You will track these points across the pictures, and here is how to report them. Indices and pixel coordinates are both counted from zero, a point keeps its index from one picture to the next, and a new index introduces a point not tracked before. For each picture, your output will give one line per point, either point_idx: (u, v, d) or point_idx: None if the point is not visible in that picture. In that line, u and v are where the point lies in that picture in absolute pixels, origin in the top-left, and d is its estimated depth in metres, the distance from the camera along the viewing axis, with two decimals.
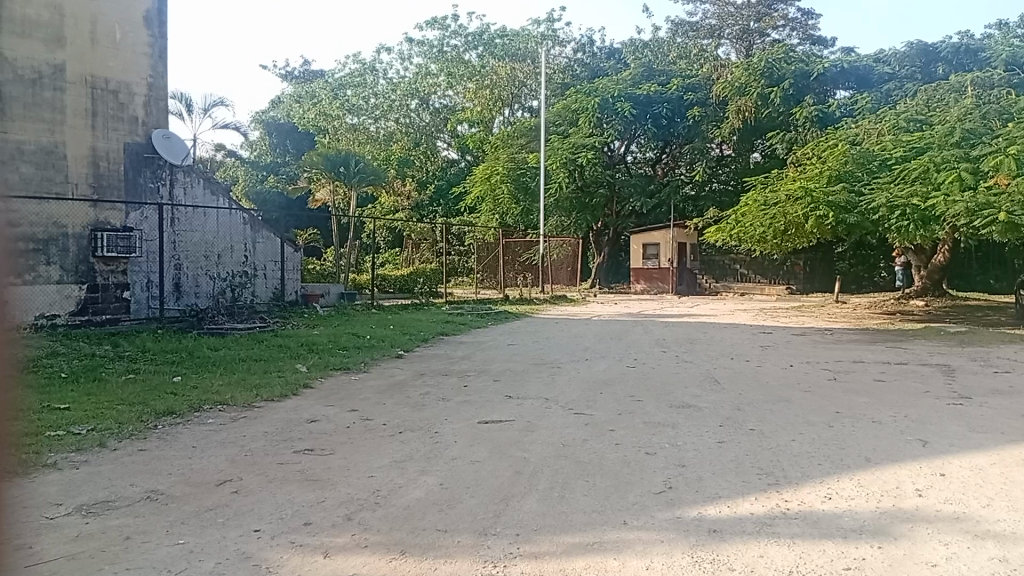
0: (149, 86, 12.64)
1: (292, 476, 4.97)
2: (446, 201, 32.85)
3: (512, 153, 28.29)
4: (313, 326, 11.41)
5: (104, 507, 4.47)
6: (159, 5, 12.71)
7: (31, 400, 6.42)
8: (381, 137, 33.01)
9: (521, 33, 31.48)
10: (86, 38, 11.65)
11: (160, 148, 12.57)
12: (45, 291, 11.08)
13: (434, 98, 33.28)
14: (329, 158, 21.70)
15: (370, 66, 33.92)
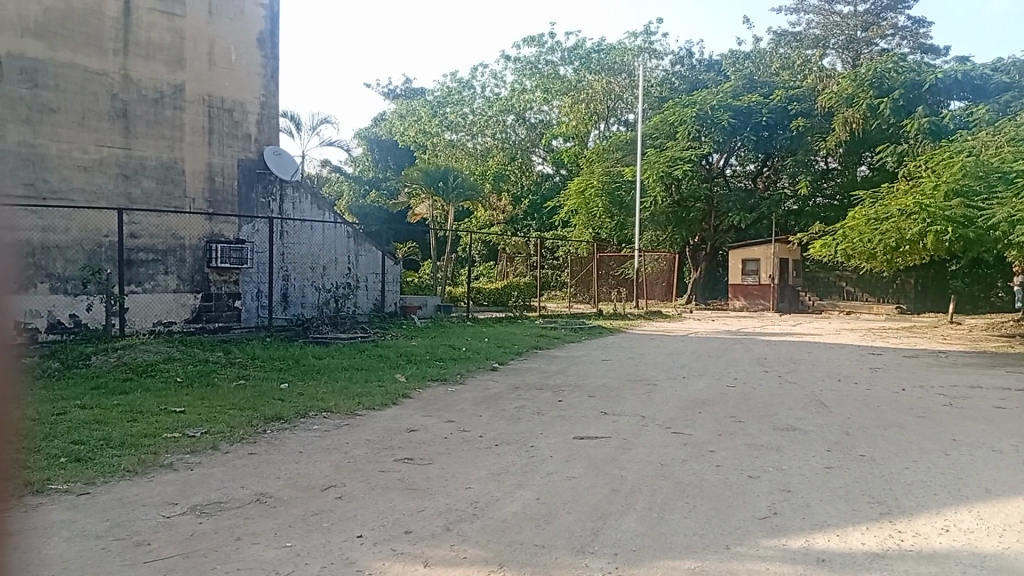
0: (262, 105, 13.25)
1: (392, 484, 5.07)
2: (540, 217, 32.91)
3: (608, 167, 28.04)
4: (411, 337, 11.64)
5: (216, 508, 4.68)
6: (271, 26, 13.35)
7: (150, 403, 6.78)
8: (478, 152, 33.00)
9: (618, 46, 31.32)
10: (204, 60, 12.33)
11: (271, 164, 13.15)
12: (163, 299, 11.72)
13: (529, 113, 33.53)
14: (428, 174, 22.20)
15: (469, 83, 34.49)
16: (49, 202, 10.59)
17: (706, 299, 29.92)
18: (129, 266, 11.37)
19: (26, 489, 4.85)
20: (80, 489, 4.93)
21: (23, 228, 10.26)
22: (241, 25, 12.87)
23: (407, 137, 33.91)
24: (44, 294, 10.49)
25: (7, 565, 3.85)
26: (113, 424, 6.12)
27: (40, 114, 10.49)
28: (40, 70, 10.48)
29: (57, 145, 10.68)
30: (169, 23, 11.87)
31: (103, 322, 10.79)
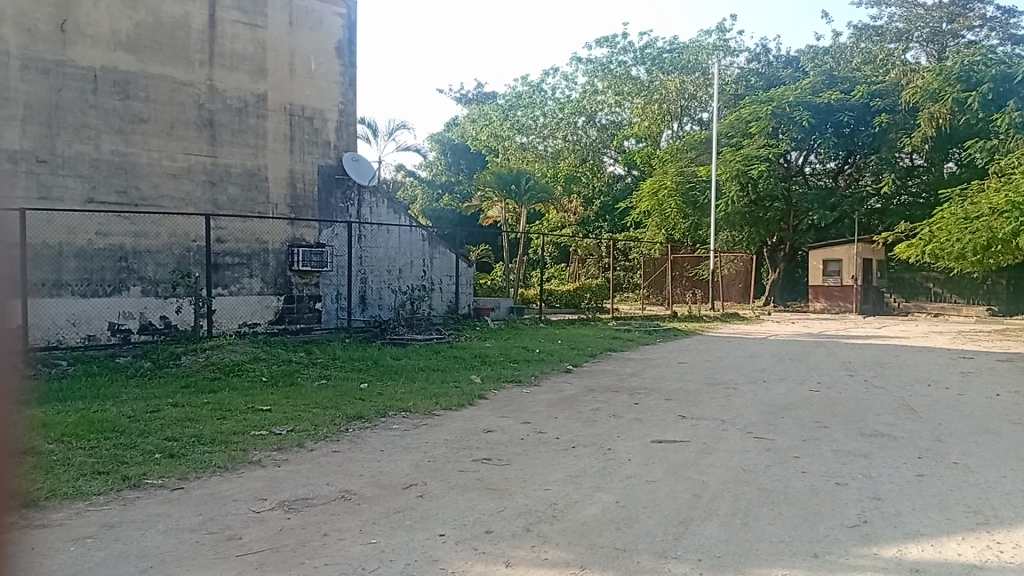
0: (340, 112, 13.56)
1: (472, 484, 5.12)
2: (612, 218, 32.51)
3: (681, 167, 27.72)
4: (485, 338, 11.74)
5: (304, 504, 4.82)
6: (349, 35, 13.66)
7: (237, 402, 7.02)
8: (549, 154, 33.28)
9: (693, 44, 30.76)
10: (285, 69, 12.72)
11: (349, 170, 13.41)
12: (247, 301, 12.13)
13: (600, 114, 33.29)
14: (500, 177, 22.35)
15: (540, 86, 34.36)
16: (141, 209, 11.07)
17: (785, 300, 29.31)
18: (216, 269, 11.81)
19: (125, 484, 5.10)
20: (174, 484, 5.14)
21: (116, 234, 10.77)
22: (321, 34, 13.23)
23: (479, 141, 34.31)
24: (136, 297, 10.99)
25: (111, 556, 4.05)
26: (204, 421, 6.37)
27: (131, 124, 10.98)
28: (132, 81, 10.98)
29: (148, 154, 11.16)
30: (252, 34, 12.30)
31: (192, 323, 11.26)
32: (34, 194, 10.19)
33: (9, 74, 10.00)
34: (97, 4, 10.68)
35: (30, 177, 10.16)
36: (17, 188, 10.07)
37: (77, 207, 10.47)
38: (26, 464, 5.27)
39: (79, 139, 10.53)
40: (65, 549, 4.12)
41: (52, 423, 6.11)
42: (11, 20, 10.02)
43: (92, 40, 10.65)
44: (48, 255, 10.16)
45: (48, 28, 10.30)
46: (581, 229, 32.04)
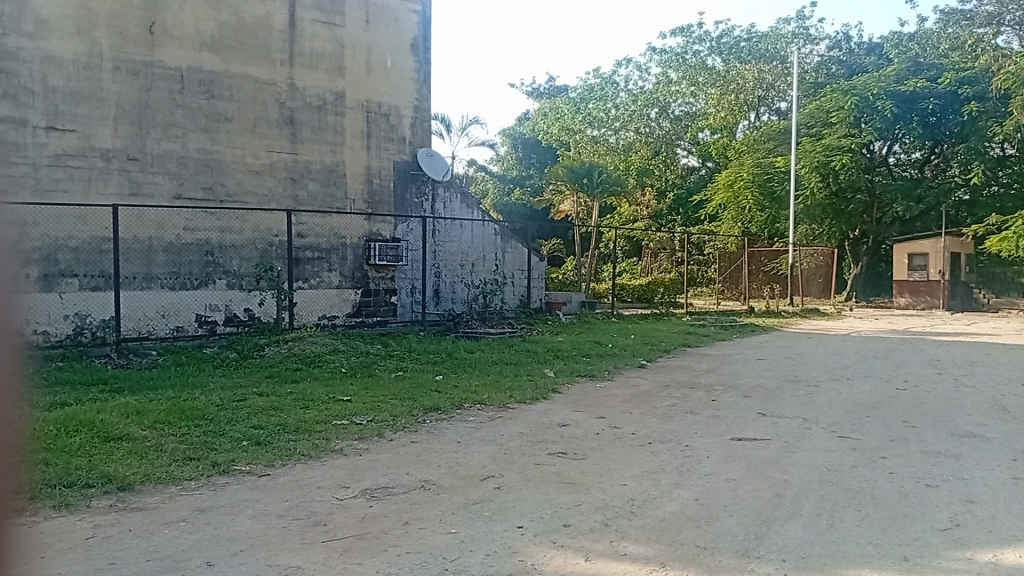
0: (415, 108, 13.76)
1: (550, 477, 5.15)
2: (686, 210, 32.12)
3: (759, 158, 27.31)
4: (557, 333, 11.77)
5: (385, 492, 4.94)
6: (424, 32, 13.86)
7: (320, 392, 7.23)
8: (621, 147, 32.51)
9: (772, 33, 30.49)
10: (362, 67, 12.99)
11: (424, 165, 13.58)
12: (326, 295, 12.47)
13: (673, 105, 32.17)
14: (573, 170, 22.29)
15: (611, 78, 33.47)
16: (226, 204, 11.47)
17: (867, 296, 28.42)
18: (297, 263, 12.16)
19: (215, 470, 5.31)
20: (261, 470, 5.34)
21: (202, 229, 11.19)
22: (396, 32, 13.45)
23: (551, 136, 34.30)
24: (222, 291, 11.41)
25: (204, 539, 4.23)
26: (288, 410, 6.58)
27: (217, 123, 11.38)
28: (217, 81, 11.37)
29: (232, 152, 11.54)
30: (330, 33, 12.59)
31: (274, 316, 11.64)
32: (126, 191, 10.65)
33: (102, 75, 10.46)
34: (184, 7, 11.09)
35: (121, 174, 10.62)
36: (109, 185, 10.53)
37: (166, 203, 10.91)
38: (122, 450, 5.54)
39: (167, 138, 10.96)
40: (161, 531, 4.34)
41: (145, 410, 6.40)
42: (105, 24, 10.47)
43: (179, 42, 11.06)
44: (139, 250, 10.62)
45: (139, 30, 10.73)
46: (653, 221, 31.70)
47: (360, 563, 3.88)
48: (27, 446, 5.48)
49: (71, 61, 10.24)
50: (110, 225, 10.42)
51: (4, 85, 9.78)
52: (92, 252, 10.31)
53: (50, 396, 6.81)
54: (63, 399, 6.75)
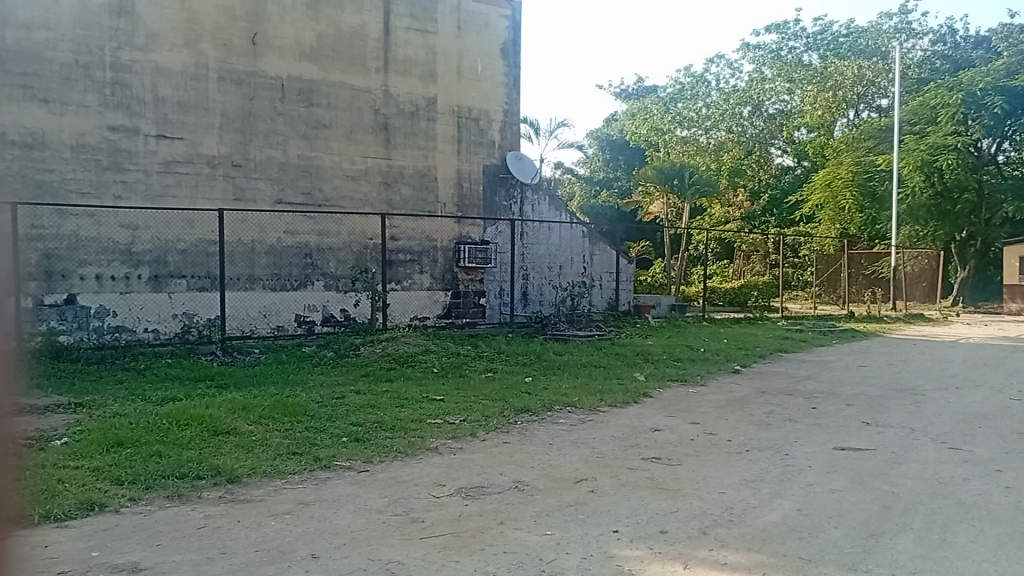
0: (504, 113, 13.89)
1: (643, 483, 5.12)
2: (780, 211, 31.17)
3: (859, 157, 26.16)
4: (647, 336, 11.64)
5: (480, 492, 5.01)
6: (514, 36, 14.00)
7: (415, 390, 7.39)
8: (711, 147, 31.27)
9: (872, 29, 29.56)
10: (454, 73, 13.21)
11: (513, 168, 13.70)
12: (418, 296, 12.77)
13: (768, 103, 31.51)
14: (663, 172, 22.04)
15: (702, 77, 32.77)
16: (324, 209, 11.86)
17: (975, 302, 26.96)
18: (390, 266, 12.47)
19: (317, 465, 5.50)
20: (360, 466, 5.51)
21: (301, 233, 11.59)
22: (487, 37, 13.64)
23: (637, 137, 32.72)
24: (319, 292, 11.81)
25: (308, 532, 4.38)
26: (384, 408, 6.77)
27: (315, 130, 11.78)
28: (315, 90, 11.77)
29: (329, 157, 11.91)
30: (423, 40, 12.87)
31: (369, 317, 11.97)
32: (230, 196, 11.13)
33: (208, 85, 10.96)
34: (284, 18, 11.53)
35: (226, 180, 11.11)
36: (214, 191, 11.02)
37: (268, 207, 11.37)
38: (231, 443, 5.81)
39: (268, 145, 11.40)
40: (268, 523, 4.52)
41: (252, 406, 6.68)
42: (211, 36, 10.97)
43: (280, 52, 11.50)
44: (242, 252, 11.08)
45: (242, 42, 11.20)
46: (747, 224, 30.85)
47: (459, 560, 3.94)
48: (146, 438, 5.79)
49: (179, 72, 10.76)
50: (215, 229, 10.92)
51: (119, 96, 10.34)
52: (199, 255, 10.83)
53: (144, 395, 7.09)
54: (176, 393, 7.12)
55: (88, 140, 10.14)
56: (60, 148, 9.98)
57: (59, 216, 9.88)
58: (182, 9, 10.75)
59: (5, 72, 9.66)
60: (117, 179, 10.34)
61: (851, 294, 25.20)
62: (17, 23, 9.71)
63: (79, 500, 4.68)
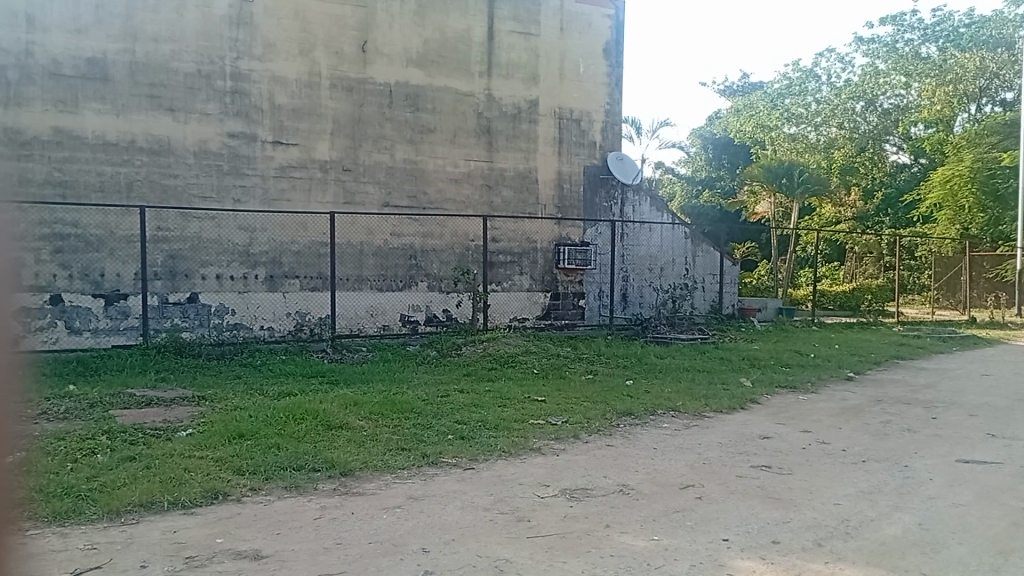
0: (606, 113, 13.83)
1: (753, 491, 5.01)
2: (896, 210, 29.06)
3: (980, 153, 24.27)
4: (752, 340, 11.34)
5: (584, 494, 5.01)
6: (617, 36, 13.91)
7: (516, 391, 7.48)
8: (821, 144, 29.80)
9: (995, 18, 27.83)
10: (556, 74, 13.26)
11: (614, 169, 13.59)
12: (518, 297, 12.93)
13: (882, 98, 29.78)
14: (772, 170, 21.42)
15: (812, 71, 31.13)
16: (428, 211, 12.16)
17: None
18: (491, 267, 12.68)
19: (424, 461, 5.65)
20: (466, 463, 5.62)
21: (406, 234, 11.91)
22: (590, 38, 13.62)
23: (743, 133, 32.00)
24: (423, 292, 12.11)
25: (418, 527, 4.50)
26: (487, 408, 6.88)
27: (420, 134, 12.10)
28: (421, 95, 12.09)
29: (433, 161, 12.22)
30: (526, 43, 13.00)
31: (470, 317, 12.20)
32: (340, 199, 11.56)
33: (321, 93, 11.41)
34: (393, 26, 11.88)
35: (337, 184, 11.54)
36: (326, 194, 11.48)
37: (375, 210, 11.75)
38: (343, 438, 6.03)
39: (376, 149, 11.78)
40: (380, 516, 4.67)
41: (362, 402, 6.92)
42: (323, 45, 11.41)
43: (388, 58, 11.87)
44: (351, 253, 11.49)
45: (353, 49, 11.61)
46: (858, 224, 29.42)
47: (566, 562, 3.95)
48: (264, 431, 6.08)
49: (294, 80, 11.24)
50: (326, 231, 11.36)
51: (238, 104, 10.89)
52: (311, 256, 11.29)
53: (257, 390, 7.43)
54: (291, 388, 7.46)
55: (209, 146, 10.73)
56: (184, 155, 10.59)
57: (183, 219, 10.50)
58: (297, 19, 11.22)
59: (135, 82, 10.31)
60: (236, 183, 10.89)
61: (972, 299, 23.98)
62: (146, 36, 10.36)
63: (203, 489, 4.96)
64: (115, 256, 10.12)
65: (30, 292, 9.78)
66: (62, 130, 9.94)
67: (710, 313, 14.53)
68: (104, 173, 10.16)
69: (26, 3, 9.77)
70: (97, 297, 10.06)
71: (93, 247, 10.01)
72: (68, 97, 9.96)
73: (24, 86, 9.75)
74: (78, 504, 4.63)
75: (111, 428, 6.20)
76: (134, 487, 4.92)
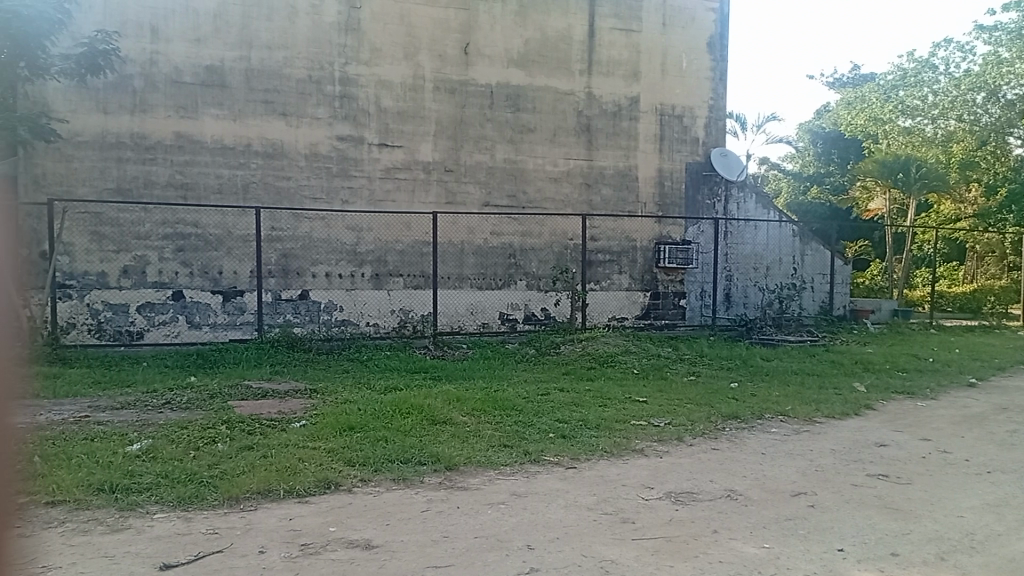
0: (709, 108, 13.54)
1: (869, 501, 4.80)
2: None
3: None
4: (864, 344, 10.81)
5: (690, 497, 4.93)
6: (721, 30, 13.60)
7: (617, 391, 7.43)
8: (938, 138, 25.70)
9: None
10: (658, 71, 13.09)
11: (717, 165, 13.31)
12: (617, 297, 12.84)
13: (1009, 89, 23.98)
14: (886, 164, 20.45)
15: (930, 62, 26.67)
16: (528, 210, 12.26)
17: None
18: (590, 266, 12.65)
19: (526, 458, 5.69)
20: (568, 463, 5.62)
21: (506, 234, 12.04)
22: (693, 33, 13.37)
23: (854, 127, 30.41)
24: (522, 291, 12.20)
25: (522, 523, 4.54)
26: (587, 407, 6.87)
27: (521, 133, 12.20)
28: (521, 95, 12.20)
29: (533, 160, 12.30)
30: (627, 39, 12.89)
31: (569, 316, 12.21)
32: (442, 199, 11.81)
33: (425, 95, 11.67)
34: (494, 27, 12.04)
35: (439, 184, 11.79)
36: (429, 194, 11.74)
37: (476, 209, 11.93)
38: (447, 433, 6.15)
39: (477, 150, 11.96)
40: (485, 511, 4.73)
41: (464, 398, 7.05)
42: (428, 48, 11.67)
43: (489, 59, 12.02)
44: (453, 252, 11.71)
45: (455, 51, 11.82)
46: (979, 221, 25.86)
47: (673, 565, 3.90)
48: (372, 424, 6.28)
49: (399, 83, 11.54)
50: (428, 230, 11.62)
51: (347, 108, 11.27)
52: (414, 254, 11.58)
53: (362, 385, 7.68)
54: (396, 383, 7.68)
55: (319, 149, 11.15)
56: (296, 158, 11.04)
57: (295, 219, 10.95)
58: (402, 24, 11.51)
59: (251, 89, 10.81)
60: (344, 184, 11.28)
61: None
62: (261, 44, 10.85)
63: (316, 478, 5.16)
64: (232, 255, 10.68)
65: (155, 288, 10.40)
66: (183, 135, 10.53)
67: (818, 314, 13.97)
68: (222, 176, 10.71)
69: (151, 16, 10.36)
70: (215, 293, 10.63)
71: (212, 246, 10.59)
72: (188, 104, 10.54)
73: (149, 94, 10.36)
74: (201, 489, 4.91)
75: (229, 419, 6.54)
76: (251, 475, 5.17)
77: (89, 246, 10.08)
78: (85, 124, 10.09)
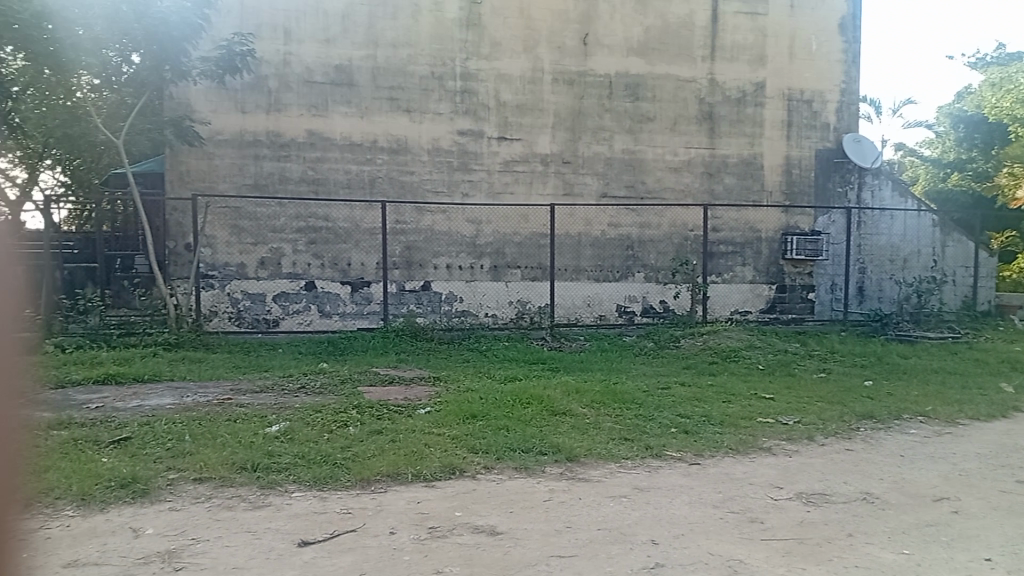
0: (841, 92, 12.91)
1: (1021, 509, 4.46)
2: None
3: None
4: (1013, 341, 10.03)
5: (823, 499, 4.74)
6: (855, 9, 12.92)
7: (741, 386, 7.23)
8: None
9: None
10: (785, 54, 12.60)
11: (850, 152, 12.68)
12: (740, 289, 12.49)
13: None
14: None
15: None
16: (647, 201, 12.11)
17: None
18: (711, 257, 12.36)
19: (648, 452, 5.64)
20: (691, 458, 5.53)
21: (624, 225, 11.95)
22: (822, 13, 12.79)
23: None
24: (640, 283, 12.09)
25: (646, 517, 4.51)
26: (711, 403, 6.73)
27: (640, 123, 12.05)
28: (641, 84, 12.04)
29: (653, 150, 12.11)
30: (753, 23, 12.47)
31: (689, 308, 12.00)
32: (560, 191, 11.85)
33: (544, 87, 11.73)
34: (614, 16, 11.94)
35: (557, 176, 11.83)
36: (547, 186, 11.81)
37: (594, 201, 11.89)
38: (567, 424, 6.18)
39: (596, 141, 11.92)
40: (608, 504, 4.73)
41: (584, 389, 7.05)
42: (547, 40, 11.71)
43: (609, 49, 11.94)
44: (570, 244, 11.73)
45: (575, 43, 11.81)
46: None
47: (806, 568, 3.77)
48: (494, 413, 6.40)
49: (519, 76, 11.65)
50: (547, 222, 11.70)
51: (467, 103, 11.47)
52: (532, 246, 11.70)
53: (482, 374, 7.82)
54: (516, 373, 7.80)
55: (441, 143, 11.42)
56: (419, 153, 11.36)
57: (418, 213, 11.29)
58: (521, 17, 11.60)
59: (377, 86, 11.20)
60: (465, 178, 11.52)
61: None
62: (387, 42, 11.20)
63: (442, 464, 5.32)
64: (360, 247, 11.12)
65: (289, 279, 10.98)
66: (315, 132, 11.04)
67: (961, 309, 13.04)
68: (350, 171, 11.15)
69: (284, 19, 10.88)
70: (345, 284, 11.11)
71: (342, 238, 11.06)
72: (319, 102, 11.03)
73: (282, 93, 10.91)
74: (335, 471, 5.16)
75: (359, 403, 6.83)
76: (380, 459, 5.39)
77: (230, 238, 10.74)
78: (225, 123, 10.73)
